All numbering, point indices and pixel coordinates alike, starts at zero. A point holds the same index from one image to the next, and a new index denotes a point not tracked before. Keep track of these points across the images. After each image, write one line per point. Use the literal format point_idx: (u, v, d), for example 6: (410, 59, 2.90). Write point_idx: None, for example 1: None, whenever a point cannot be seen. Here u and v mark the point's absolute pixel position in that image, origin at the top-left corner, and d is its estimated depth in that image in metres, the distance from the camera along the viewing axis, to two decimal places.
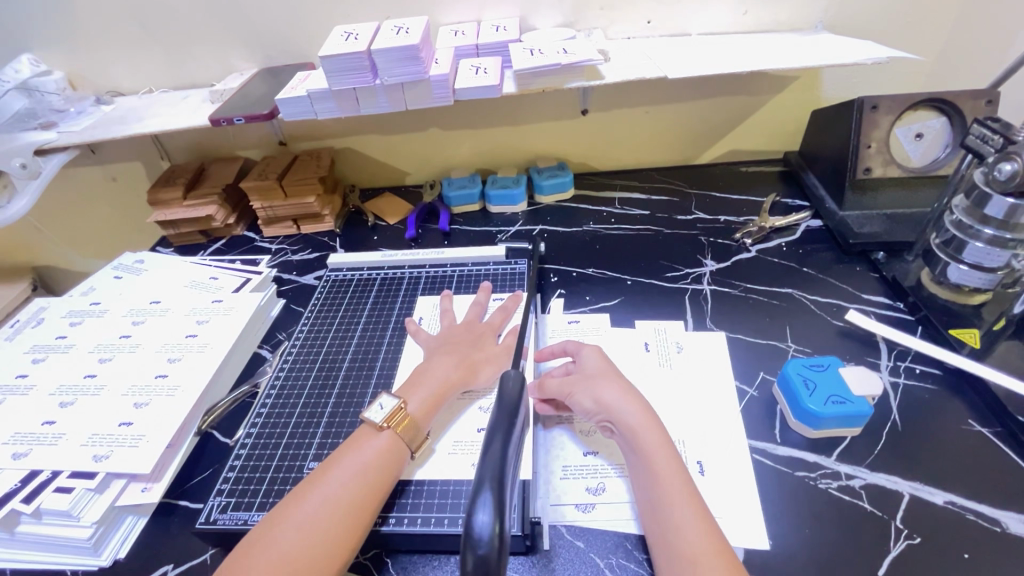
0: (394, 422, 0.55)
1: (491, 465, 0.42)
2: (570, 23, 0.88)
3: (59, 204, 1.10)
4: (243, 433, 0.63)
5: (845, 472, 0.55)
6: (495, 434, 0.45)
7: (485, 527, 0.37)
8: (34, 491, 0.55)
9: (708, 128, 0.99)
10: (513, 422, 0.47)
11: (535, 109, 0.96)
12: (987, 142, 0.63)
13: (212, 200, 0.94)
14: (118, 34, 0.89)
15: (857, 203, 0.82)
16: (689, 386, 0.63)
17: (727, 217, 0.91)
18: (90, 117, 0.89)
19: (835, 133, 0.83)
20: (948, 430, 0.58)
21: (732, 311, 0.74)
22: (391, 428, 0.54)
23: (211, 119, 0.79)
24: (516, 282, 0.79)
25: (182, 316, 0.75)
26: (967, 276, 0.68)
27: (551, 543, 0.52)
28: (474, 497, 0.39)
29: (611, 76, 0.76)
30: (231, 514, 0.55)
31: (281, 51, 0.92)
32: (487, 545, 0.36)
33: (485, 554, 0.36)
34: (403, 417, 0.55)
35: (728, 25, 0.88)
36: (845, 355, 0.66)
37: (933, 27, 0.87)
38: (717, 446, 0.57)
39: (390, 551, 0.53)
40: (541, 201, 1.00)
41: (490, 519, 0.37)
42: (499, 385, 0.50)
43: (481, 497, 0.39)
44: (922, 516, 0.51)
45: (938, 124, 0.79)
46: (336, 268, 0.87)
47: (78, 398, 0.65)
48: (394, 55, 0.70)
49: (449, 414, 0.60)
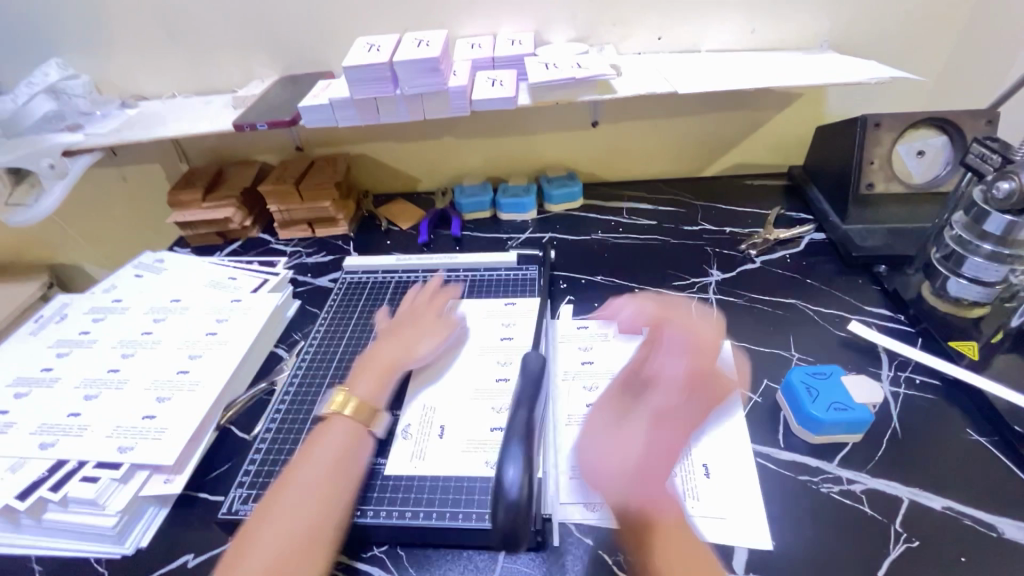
0: (340, 405, 0.60)
1: (517, 427, 0.51)
2: (582, 37, 0.91)
3: (79, 203, 1.13)
4: (263, 428, 0.65)
5: (846, 477, 0.57)
6: (519, 408, 0.54)
7: (514, 479, 0.46)
8: (61, 479, 0.56)
9: (715, 141, 1.02)
10: (534, 397, 0.56)
11: (547, 120, 0.99)
12: (987, 161, 0.65)
13: (230, 203, 0.96)
14: (145, 41, 0.92)
15: (860, 217, 0.84)
16: (697, 392, 0.65)
17: (732, 229, 0.93)
18: (115, 121, 0.91)
19: (838, 149, 0.86)
20: (947, 438, 0.59)
21: (737, 319, 0.76)
22: (339, 411, 0.59)
23: (235, 124, 0.82)
24: (527, 288, 0.82)
25: (203, 314, 0.77)
26: (966, 290, 0.70)
27: (562, 540, 0.53)
28: (505, 452, 0.48)
29: (623, 91, 0.79)
30: (252, 504, 0.57)
31: (302, 59, 0.94)
32: (517, 493, 0.45)
33: (517, 501, 0.45)
34: (351, 400, 0.61)
35: (735, 42, 0.91)
36: (847, 364, 0.68)
37: (933, 49, 0.90)
38: (723, 449, 0.59)
39: (404, 543, 0.54)
40: (550, 210, 1.02)
41: (518, 473, 0.46)
42: (522, 363, 0.60)
43: (511, 451, 0.48)
44: (922, 521, 0.53)
45: (939, 142, 0.81)
46: (351, 271, 0.89)
47: (101, 391, 0.67)
48: (416, 67, 0.73)
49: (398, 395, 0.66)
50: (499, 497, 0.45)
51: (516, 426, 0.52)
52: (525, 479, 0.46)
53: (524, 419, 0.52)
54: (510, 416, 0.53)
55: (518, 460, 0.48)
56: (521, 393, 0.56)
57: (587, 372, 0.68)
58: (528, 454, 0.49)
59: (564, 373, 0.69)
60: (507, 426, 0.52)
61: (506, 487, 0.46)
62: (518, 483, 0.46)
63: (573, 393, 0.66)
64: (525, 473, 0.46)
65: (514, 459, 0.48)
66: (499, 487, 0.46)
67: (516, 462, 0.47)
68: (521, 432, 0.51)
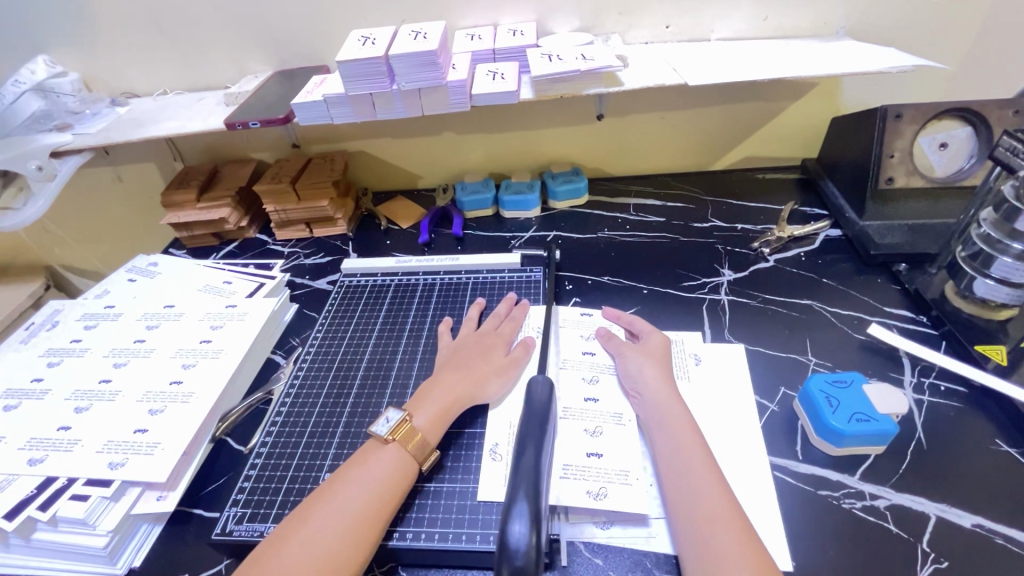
0: (400, 436, 0.55)
1: (525, 476, 0.46)
2: (587, 27, 0.87)
3: (73, 204, 1.10)
4: (259, 441, 0.62)
5: (869, 492, 0.54)
6: (527, 443, 0.49)
7: (521, 538, 0.41)
8: (50, 498, 0.54)
9: (725, 134, 0.98)
10: (542, 428, 0.52)
11: (550, 113, 0.95)
12: (1019, 155, 0.61)
13: (225, 203, 0.93)
14: (132, 36, 0.89)
15: (878, 213, 0.80)
16: (711, 399, 0.62)
17: (744, 226, 0.90)
18: (105, 120, 0.88)
19: (855, 142, 0.82)
20: (974, 449, 0.56)
21: (751, 322, 0.73)
22: (396, 441, 0.54)
23: (226, 123, 0.79)
24: (532, 290, 0.79)
25: (196, 321, 0.75)
26: (994, 291, 0.67)
27: (570, 559, 0.51)
28: (509, 508, 0.43)
29: (630, 83, 0.75)
30: (246, 525, 0.54)
31: (296, 54, 0.91)
32: (523, 556, 0.40)
33: (522, 565, 0.39)
34: (410, 430, 0.55)
35: (748, 31, 0.87)
36: (867, 370, 0.65)
37: (956, 36, 0.86)
38: (739, 460, 0.56)
39: (405, 563, 0.52)
40: (555, 207, 0.99)
41: (526, 531, 0.41)
42: (528, 391, 0.56)
43: (517, 508, 0.43)
44: (950, 540, 0.50)
45: (964, 133, 0.77)
46: (349, 274, 0.86)
47: (93, 403, 0.64)
48: (412, 60, 0.69)
49: (454, 421, 0.61)
50: (502, 559, 0.40)
51: (524, 470, 0.46)
52: (534, 537, 0.41)
53: (533, 463, 0.47)
54: (516, 457, 0.48)
55: (525, 514, 0.42)
56: (526, 429, 0.51)
57: (587, 364, 0.67)
58: (536, 507, 0.43)
59: (563, 361, 0.67)
60: (514, 474, 0.46)
61: (510, 550, 0.40)
62: (525, 543, 0.40)
63: (572, 390, 0.63)
64: (533, 532, 0.41)
65: (520, 514, 0.42)
66: (502, 548, 0.41)
67: (523, 516, 0.42)
68: (529, 480, 0.45)
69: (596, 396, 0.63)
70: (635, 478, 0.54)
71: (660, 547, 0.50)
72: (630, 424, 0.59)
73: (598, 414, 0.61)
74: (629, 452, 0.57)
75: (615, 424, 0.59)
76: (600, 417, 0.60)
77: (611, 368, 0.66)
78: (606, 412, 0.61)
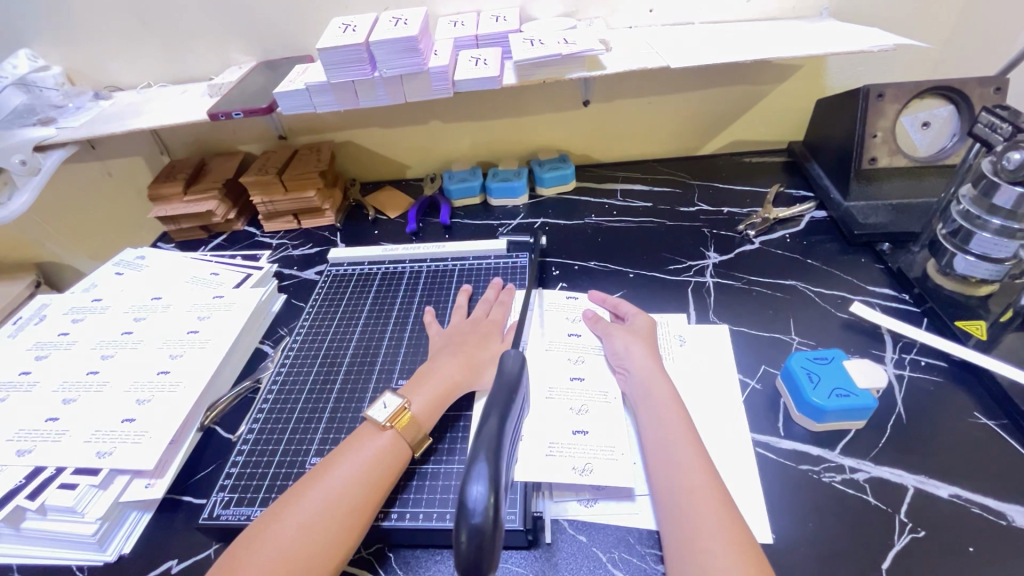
0: (396, 421, 0.55)
1: (488, 437, 0.44)
2: (570, 12, 0.86)
3: (60, 200, 1.10)
4: (246, 428, 0.63)
5: (849, 465, 0.55)
6: (493, 411, 0.47)
7: (479, 499, 0.39)
8: (38, 487, 0.55)
9: (711, 118, 0.98)
10: (510, 400, 0.49)
11: (537, 100, 0.95)
12: (996, 131, 0.61)
13: (212, 196, 0.93)
14: (114, 28, 0.88)
15: (863, 193, 0.81)
16: (694, 378, 0.63)
17: (730, 209, 0.90)
18: (88, 113, 0.88)
19: (840, 122, 0.82)
20: (952, 421, 0.57)
21: (735, 303, 0.73)
22: (394, 428, 0.54)
23: (208, 113, 0.78)
24: (517, 275, 0.79)
25: (184, 312, 0.75)
26: (973, 267, 0.66)
27: (553, 537, 0.51)
28: (470, 468, 0.41)
29: (613, 66, 0.75)
30: (234, 509, 0.55)
31: (280, 44, 0.91)
32: (481, 515, 0.38)
33: (480, 523, 0.38)
34: (403, 415, 0.56)
35: (731, 13, 0.87)
36: (848, 347, 0.66)
37: (940, 15, 0.86)
38: (721, 437, 0.57)
39: (393, 545, 0.53)
40: (543, 193, 0.99)
41: (484, 491, 0.40)
42: (500, 363, 0.54)
43: (476, 468, 0.41)
44: (927, 510, 0.51)
45: (944, 112, 0.78)
46: (336, 263, 0.87)
47: (80, 395, 0.65)
48: (393, 46, 0.69)
49: (449, 406, 0.62)
50: (461, 518, 0.39)
51: (487, 434, 0.44)
52: (493, 497, 0.40)
53: (495, 429, 0.45)
54: (479, 424, 0.46)
55: (485, 476, 0.41)
56: (492, 398, 0.49)
57: (573, 345, 0.67)
58: (496, 469, 0.42)
59: (549, 342, 0.68)
60: (475, 436, 0.45)
61: (468, 508, 0.39)
62: (483, 502, 0.39)
63: (557, 370, 0.64)
64: (492, 492, 0.40)
65: (480, 475, 0.41)
66: (460, 508, 0.39)
67: (482, 478, 0.40)
68: (490, 444, 0.44)
69: (581, 375, 0.63)
70: (621, 453, 0.55)
71: (643, 522, 0.51)
72: (615, 401, 0.60)
73: (584, 392, 0.61)
74: (614, 428, 0.57)
75: (601, 402, 0.60)
76: (585, 396, 0.61)
77: (598, 348, 0.67)
78: (592, 391, 0.61)
